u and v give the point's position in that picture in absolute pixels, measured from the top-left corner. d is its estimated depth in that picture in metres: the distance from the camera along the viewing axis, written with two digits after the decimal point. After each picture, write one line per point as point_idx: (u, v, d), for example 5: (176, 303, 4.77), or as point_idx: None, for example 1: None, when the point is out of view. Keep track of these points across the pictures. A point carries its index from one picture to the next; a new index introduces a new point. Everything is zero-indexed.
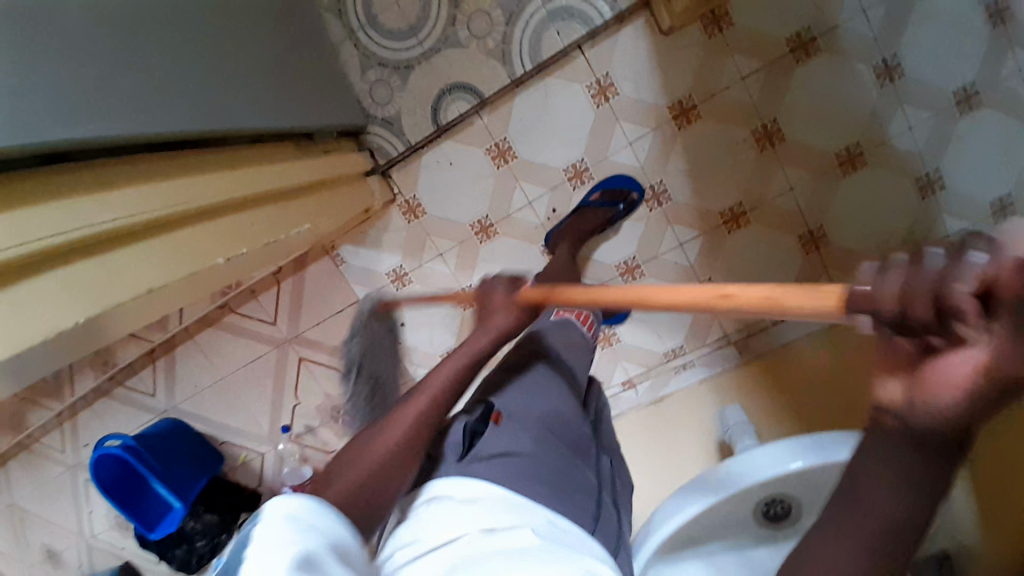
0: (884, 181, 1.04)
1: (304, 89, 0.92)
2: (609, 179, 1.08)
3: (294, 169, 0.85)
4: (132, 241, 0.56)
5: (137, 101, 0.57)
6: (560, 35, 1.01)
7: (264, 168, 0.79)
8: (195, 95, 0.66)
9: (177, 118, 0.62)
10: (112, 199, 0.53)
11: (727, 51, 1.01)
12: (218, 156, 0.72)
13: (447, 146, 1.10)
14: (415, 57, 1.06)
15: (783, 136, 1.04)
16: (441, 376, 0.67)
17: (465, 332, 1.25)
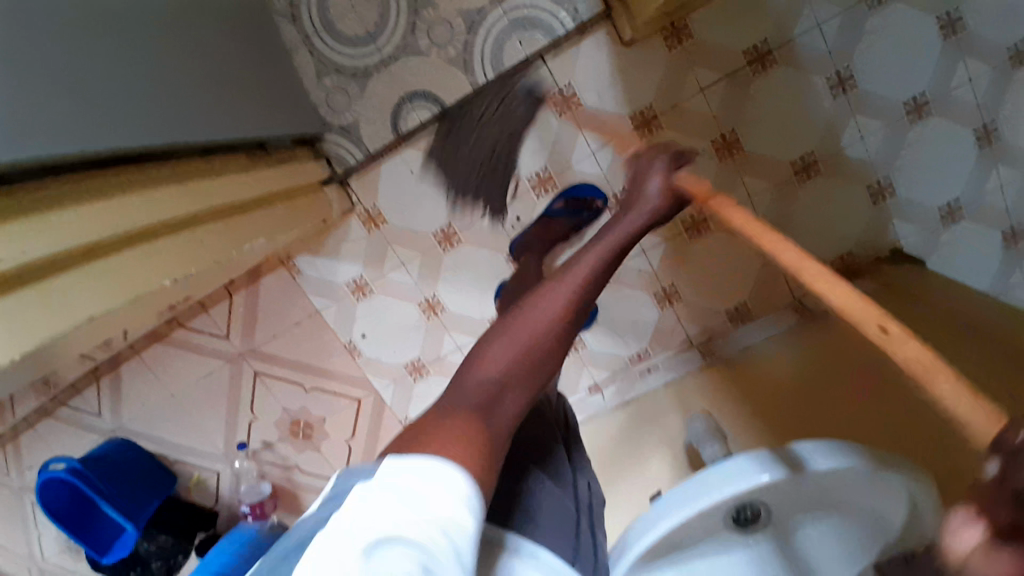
0: (837, 190, 1.07)
1: (259, 97, 0.89)
2: (576, 187, 1.07)
3: (247, 179, 0.81)
4: (74, 267, 0.52)
5: (85, 112, 0.54)
6: (522, 44, 1.00)
7: (219, 180, 0.75)
8: (148, 105, 0.63)
9: (124, 131, 0.58)
10: (67, 219, 0.50)
11: (688, 61, 1.01)
12: (176, 169, 0.69)
13: (408, 154, 1.08)
14: (374, 64, 1.03)
15: (742, 146, 1.05)
16: (583, 265, 0.58)
17: (428, 342, 1.22)
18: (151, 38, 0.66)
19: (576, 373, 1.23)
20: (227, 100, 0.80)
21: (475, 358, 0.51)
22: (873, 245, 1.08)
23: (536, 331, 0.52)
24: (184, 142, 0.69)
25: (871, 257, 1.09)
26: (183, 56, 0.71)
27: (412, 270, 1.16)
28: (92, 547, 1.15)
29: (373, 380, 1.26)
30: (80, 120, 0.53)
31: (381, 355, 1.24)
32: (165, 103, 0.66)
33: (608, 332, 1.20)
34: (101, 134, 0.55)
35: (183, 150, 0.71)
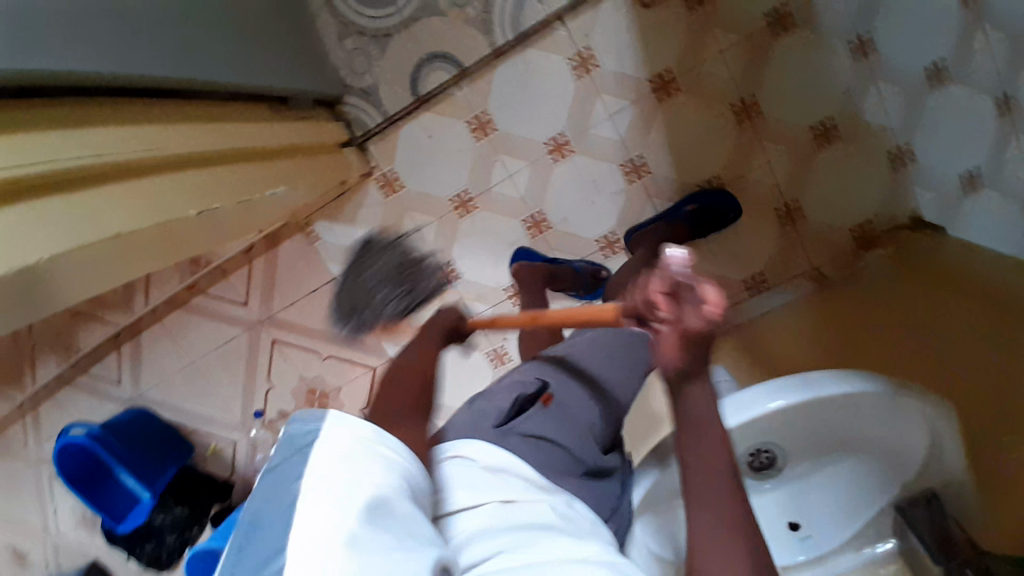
0: (857, 156, 1.06)
1: (280, 52, 0.91)
2: (710, 194, 1.05)
3: (257, 131, 0.82)
4: (108, 183, 0.54)
5: (108, 38, 0.55)
6: (542, 5, 1.01)
7: (229, 125, 0.76)
8: (165, 42, 0.65)
9: (144, 65, 0.60)
10: (98, 135, 0.52)
11: (708, 25, 1.01)
12: (177, 104, 0.69)
13: (426, 118, 1.09)
14: (393, 26, 1.04)
15: (761, 110, 1.04)
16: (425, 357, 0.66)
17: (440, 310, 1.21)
18: None
19: None
20: (240, 45, 0.81)
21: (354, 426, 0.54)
22: (894, 212, 1.07)
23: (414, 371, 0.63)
24: (191, 77, 0.69)
25: (891, 224, 1.07)
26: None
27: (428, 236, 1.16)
28: (108, 514, 1.15)
29: (389, 349, 1.26)
30: (95, 34, 0.53)
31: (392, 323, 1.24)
32: (180, 42, 0.67)
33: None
34: (118, 56, 0.56)
35: (191, 89, 0.71)
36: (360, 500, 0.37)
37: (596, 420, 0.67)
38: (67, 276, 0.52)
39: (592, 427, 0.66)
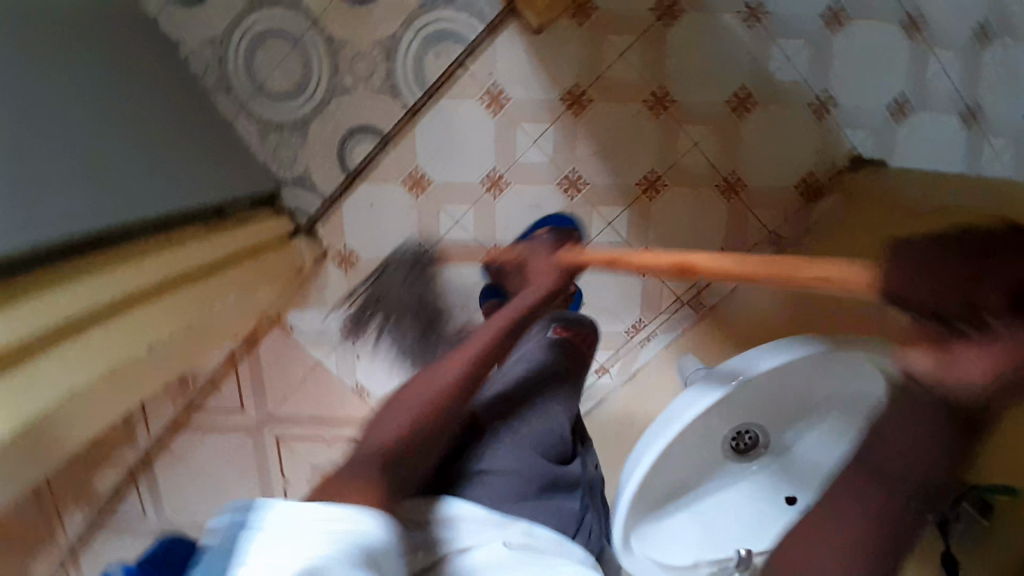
0: (779, 116, 1.07)
1: (202, 168, 0.94)
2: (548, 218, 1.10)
3: (193, 254, 0.84)
4: (34, 352, 0.55)
5: (15, 210, 0.57)
6: (440, 57, 1.03)
7: (162, 256, 0.78)
8: (76, 192, 0.68)
9: (61, 222, 0.63)
10: (28, 307, 0.55)
11: (602, 33, 1.03)
12: (108, 252, 0.72)
13: (363, 189, 1.12)
14: (309, 113, 1.07)
15: (675, 98, 1.06)
16: (480, 340, 0.70)
17: None
18: (74, 136, 0.71)
19: None
20: (159, 177, 0.83)
21: (390, 414, 0.59)
22: (831, 158, 1.07)
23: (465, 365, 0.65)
24: (115, 226, 0.71)
25: (833, 170, 1.08)
26: (101, 144, 0.75)
27: None
28: None
29: None
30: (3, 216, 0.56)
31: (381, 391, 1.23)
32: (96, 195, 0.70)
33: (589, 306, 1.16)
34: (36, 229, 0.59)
35: (120, 235, 0.74)
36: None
37: (544, 433, 0.69)
38: (35, 445, 0.54)
39: (539, 438, 0.68)
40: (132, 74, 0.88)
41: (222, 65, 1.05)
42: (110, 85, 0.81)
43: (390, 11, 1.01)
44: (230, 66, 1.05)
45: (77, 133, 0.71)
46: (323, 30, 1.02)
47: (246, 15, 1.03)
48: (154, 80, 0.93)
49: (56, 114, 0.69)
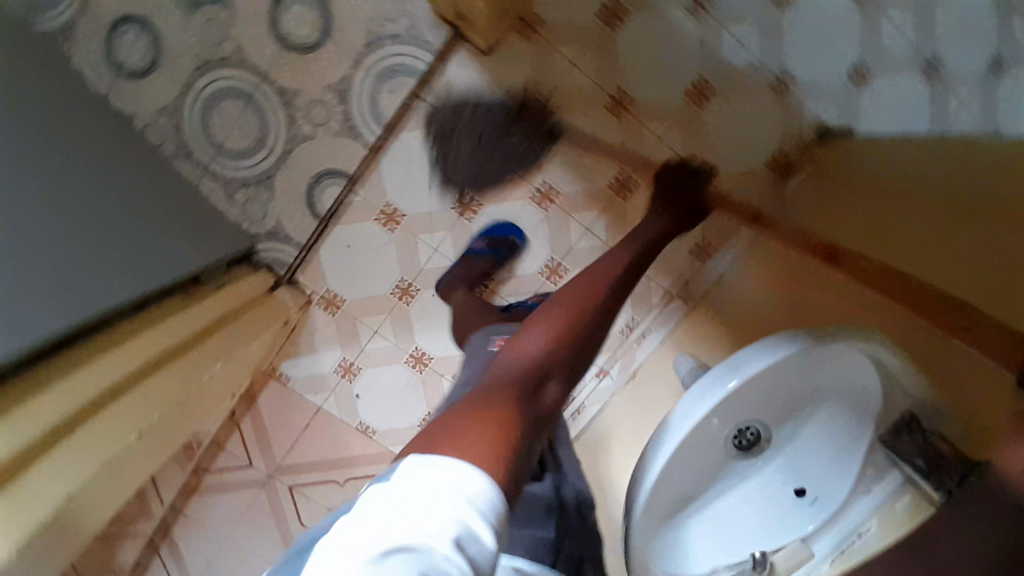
0: (739, 99, 1.07)
1: (179, 238, 0.95)
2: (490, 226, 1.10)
3: (172, 328, 0.84)
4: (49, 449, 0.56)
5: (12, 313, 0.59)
6: (395, 92, 1.03)
7: (142, 335, 0.78)
8: (64, 284, 0.69)
9: (46, 319, 0.64)
10: (15, 418, 0.54)
11: (551, 45, 1.03)
12: (88, 346, 0.72)
13: (339, 231, 1.11)
14: (272, 166, 1.07)
15: (633, 97, 1.06)
16: (583, 289, 0.71)
17: (426, 395, 1.21)
18: (58, 225, 0.71)
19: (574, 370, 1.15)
20: (132, 258, 0.83)
21: (518, 345, 0.62)
22: (796, 133, 1.07)
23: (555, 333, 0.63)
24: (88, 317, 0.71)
25: (799, 144, 1.08)
26: (83, 228, 0.76)
27: (387, 333, 1.18)
28: None
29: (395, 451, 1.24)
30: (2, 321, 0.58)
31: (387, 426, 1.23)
32: (67, 290, 0.70)
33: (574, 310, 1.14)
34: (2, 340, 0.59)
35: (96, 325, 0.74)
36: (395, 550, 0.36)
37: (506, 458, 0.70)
38: (51, 553, 0.54)
39: None
40: (93, 155, 0.87)
41: (179, 131, 1.05)
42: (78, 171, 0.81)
43: (338, 53, 1.01)
44: (187, 131, 1.05)
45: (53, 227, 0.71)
46: (274, 82, 1.02)
47: (196, 78, 1.02)
48: (122, 156, 0.95)
49: (36, 211, 0.69)
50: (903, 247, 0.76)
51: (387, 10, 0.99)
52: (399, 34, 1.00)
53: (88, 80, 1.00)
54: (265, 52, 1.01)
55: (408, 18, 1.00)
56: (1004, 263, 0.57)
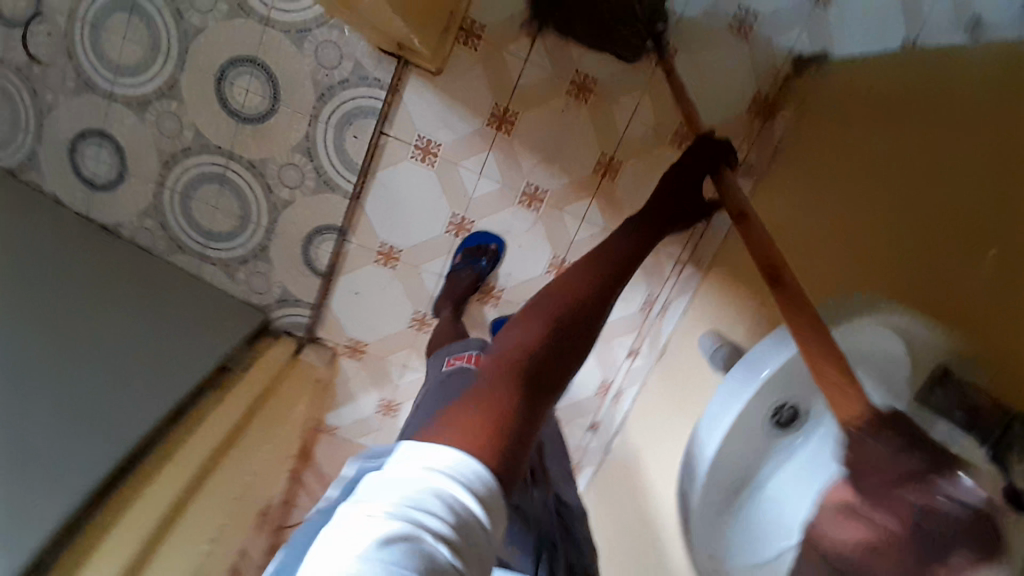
0: (705, 50, 1.02)
1: (179, 346, 0.95)
2: (471, 236, 1.10)
3: (214, 429, 0.87)
4: None
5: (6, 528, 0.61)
6: (358, 136, 1.01)
7: (188, 446, 0.82)
8: (69, 458, 0.71)
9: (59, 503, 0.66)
10: None
11: (499, 48, 0.99)
12: (140, 478, 0.76)
13: (344, 281, 1.12)
14: (263, 238, 1.07)
15: (596, 79, 1.02)
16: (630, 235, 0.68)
17: None
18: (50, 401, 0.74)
19: (605, 354, 1.19)
20: (150, 380, 0.86)
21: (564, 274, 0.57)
22: (772, 70, 1.03)
23: (574, 284, 0.55)
24: (121, 459, 0.75)
25: (778, 80, 1.03)
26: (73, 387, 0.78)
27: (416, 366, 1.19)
28: None
29: None
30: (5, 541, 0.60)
31: None
32: (92, 433, 0.75)
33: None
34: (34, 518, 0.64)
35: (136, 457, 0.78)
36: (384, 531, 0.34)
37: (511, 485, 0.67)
38: None
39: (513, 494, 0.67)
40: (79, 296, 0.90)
41: (167, 228, 1.06)
42: (88, 313, 0.88)
43: (293, 115, 0.99)
44: (175, 226, 1.06)
45: (78, 381, 0.78)
46: (242, 158, 1.02)
47: (168, 174, 1.03)
48: (109, 280, 0.97)
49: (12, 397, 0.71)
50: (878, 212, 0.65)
51: (327, 58, 0.96)
52: (347, 79, 0.97)
53: (66, 201, 1.04)
54: (223, 133, 1.00)
55: (351, 61, 0.96)
56: (994, 180, 0.50)
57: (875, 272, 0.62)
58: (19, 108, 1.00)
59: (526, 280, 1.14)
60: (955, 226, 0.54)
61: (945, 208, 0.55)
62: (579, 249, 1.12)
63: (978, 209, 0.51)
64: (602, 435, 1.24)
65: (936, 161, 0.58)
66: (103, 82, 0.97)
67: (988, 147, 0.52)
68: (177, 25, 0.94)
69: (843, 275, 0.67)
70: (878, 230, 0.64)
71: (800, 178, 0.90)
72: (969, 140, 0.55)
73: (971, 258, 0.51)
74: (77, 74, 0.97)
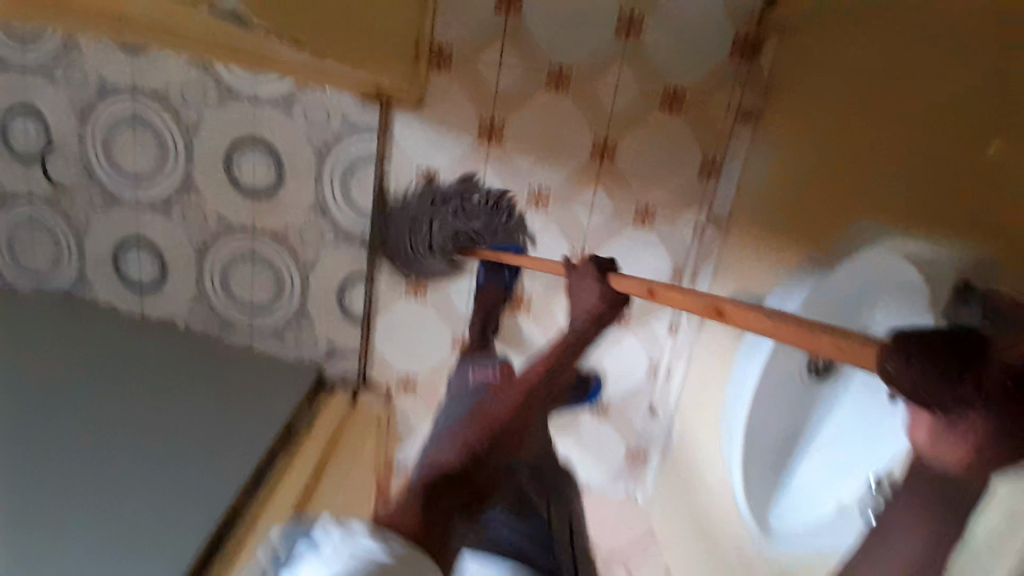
0: (673, 9, 0.99)
1: (245, 415, 1.02)
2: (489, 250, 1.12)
3: (290, 482, 0.93)
4: None
5: None
6: (362, 183, 1.05)
7: (270, 500, 0.88)
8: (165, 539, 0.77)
9: None
10: None
11: (471, 66, 1.01)
12: (233, 540, 0.82)
13: (382, 320, 1.16)
14: (298, 299, 1.13)
15: (571, 67, 1.02)
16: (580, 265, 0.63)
17: (604, 442, 1.26)
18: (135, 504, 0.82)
19: (646, 333, 1.19)
20: (224, 452, 0.93)
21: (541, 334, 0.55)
22: (747, 9, 1.00)
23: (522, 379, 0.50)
24: (219, 520, 0.82)
25: (754, 18, 1.00)
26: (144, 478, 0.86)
27: None
28: None
29: None
30: None
31: (590, 477, 1.29)
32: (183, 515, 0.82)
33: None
34: None
35: (231, 517, 0.85)
36: None
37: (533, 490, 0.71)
38: None
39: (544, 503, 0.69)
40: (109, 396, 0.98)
41: (215, 310, 1.14)
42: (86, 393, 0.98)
43: (298, 178, 1.04)
44: (220, 306, 1.14)
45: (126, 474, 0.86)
46: (263, 230, 1.08)
47: (204, 261, 1.11)
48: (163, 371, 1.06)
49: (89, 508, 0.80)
50: (896, 103, 0.66)
51: (317, 119, 1.01)
52: (339, 133, 1.02)
53: (123, 306, 1.15)
54: (241, 211, 1.07)
55: (339, 116, 1.01)
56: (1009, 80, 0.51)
57: (891, 163, 0.66)
58: (61, 236, 1.11)
59: (553, 278, 1.15)
60: (951, 143, 0.57)
61: (939, 128, 0.59)
62: (597, 236, 1.12)
63: (994, 102, 0.52)
64: (663, 415, 1.22)
65: (929, 83, 0.61)
66: (128, 194, 1.07)
67: (1001, 33, 0.52)
68: (178, 125, 1.01)
69: (867, 169, 0.70)
70: (893, 121, 0.66)
71: (791, 135, 0.90)
72: (956, 55, 0.58)
73: (968, 170, 0.54)
74: (103, 192, 1.07)
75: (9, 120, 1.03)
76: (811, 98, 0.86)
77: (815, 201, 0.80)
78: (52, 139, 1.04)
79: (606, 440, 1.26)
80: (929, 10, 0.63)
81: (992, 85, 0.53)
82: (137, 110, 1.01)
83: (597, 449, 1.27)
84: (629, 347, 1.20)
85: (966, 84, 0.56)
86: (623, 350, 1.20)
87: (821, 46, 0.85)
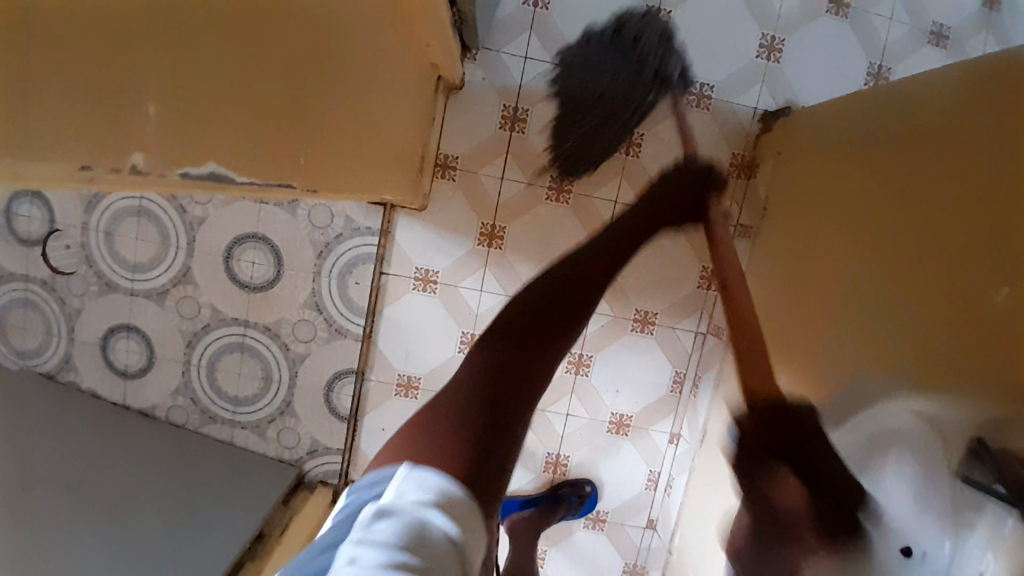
0: (671, 129, 1.03)
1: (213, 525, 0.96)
2: None
3: None
4: None
5: None
6: (360, 281, 1.05)
7: None
8: None
9: None
10: None
11: (474, 174, 1.04)
12: None
13: (370, 419, 1.12)
14: (286, 393, 1.10)
15: (571, 180, 1.04)
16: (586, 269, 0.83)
17: (595, 559, 1.18)
18: None
19: (646, 444, 1.14)
20: None
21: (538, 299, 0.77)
22: (743, 132, 1.03)
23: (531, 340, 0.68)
24: None
25: (749, 140, 1.03)
26: None
27: None
28: None
29: None
30: None
31: None
32: None
33: (610, 391, 1.12)
34: None
35: None
36: (422, 502, 0.45)
37: None
38: None
39: None
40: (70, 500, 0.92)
41: (198, 402, 1.11)
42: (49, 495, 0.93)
43: (295, 275, 1.05)
44: (204, 398, 1.11)
45: None
46: (256, 323, 1.07)
47: (192, 352, 1.09)
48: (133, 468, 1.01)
49: None
50: (889, 222, 0.67)
51: (320, 219, 1.03)
52: (341, 234, 1.03)
53: (105, 393, 1.11)
54: (235, 305, 1.06)
55: (342, 217, 1.03)
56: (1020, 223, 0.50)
57: (883, 283, 0.65)
58: (53, 319, 1.09)
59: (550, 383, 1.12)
60: (955, 277, 0.56)
61: (942, 254, 0.58)
62: (596, 342, 1.10)
63: (1000, 243, 0.52)
64: (662, 533, 1.15)
65: (927, 209, 0.62)
66: (124, 281, 1.06)
67: (1008, 177, 0.53)
68: (183, 218, 1.03)
69: (860, 283, 0.70)
70: (884, 239, 0.67)
71: (788, 232, 0.91)
72: (959, 189, 0.58)
73: (968, 310, 0.54)
74: (100, 279, 1.07)
75: (15, 204, 1.05)
76: (806, 204, 0.87)
77: (809, 288, 0.81)
78: (56, 225, 1.05)
79: (599, 557, 1.18)
80: (929, 140, 0.64)
81: (1001, 226, 0.52)
82: (143, 202, 1.03)
83: (588, 568, 1.19)
84: (629, 458, 1.14)
85: (971, 222, 0.56)
86: (618, 460, 1.15)
87: (812, 167, 0.87)
